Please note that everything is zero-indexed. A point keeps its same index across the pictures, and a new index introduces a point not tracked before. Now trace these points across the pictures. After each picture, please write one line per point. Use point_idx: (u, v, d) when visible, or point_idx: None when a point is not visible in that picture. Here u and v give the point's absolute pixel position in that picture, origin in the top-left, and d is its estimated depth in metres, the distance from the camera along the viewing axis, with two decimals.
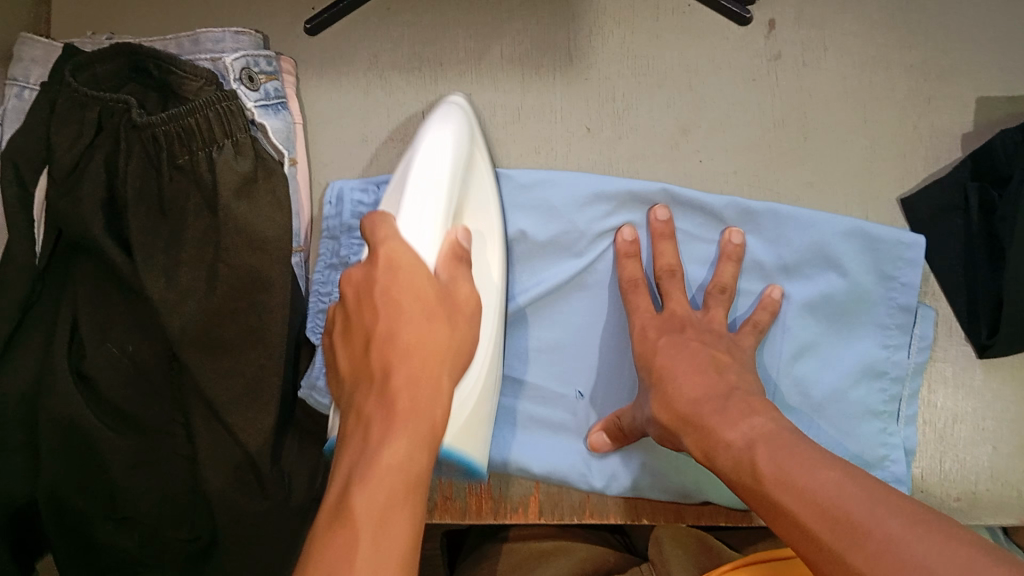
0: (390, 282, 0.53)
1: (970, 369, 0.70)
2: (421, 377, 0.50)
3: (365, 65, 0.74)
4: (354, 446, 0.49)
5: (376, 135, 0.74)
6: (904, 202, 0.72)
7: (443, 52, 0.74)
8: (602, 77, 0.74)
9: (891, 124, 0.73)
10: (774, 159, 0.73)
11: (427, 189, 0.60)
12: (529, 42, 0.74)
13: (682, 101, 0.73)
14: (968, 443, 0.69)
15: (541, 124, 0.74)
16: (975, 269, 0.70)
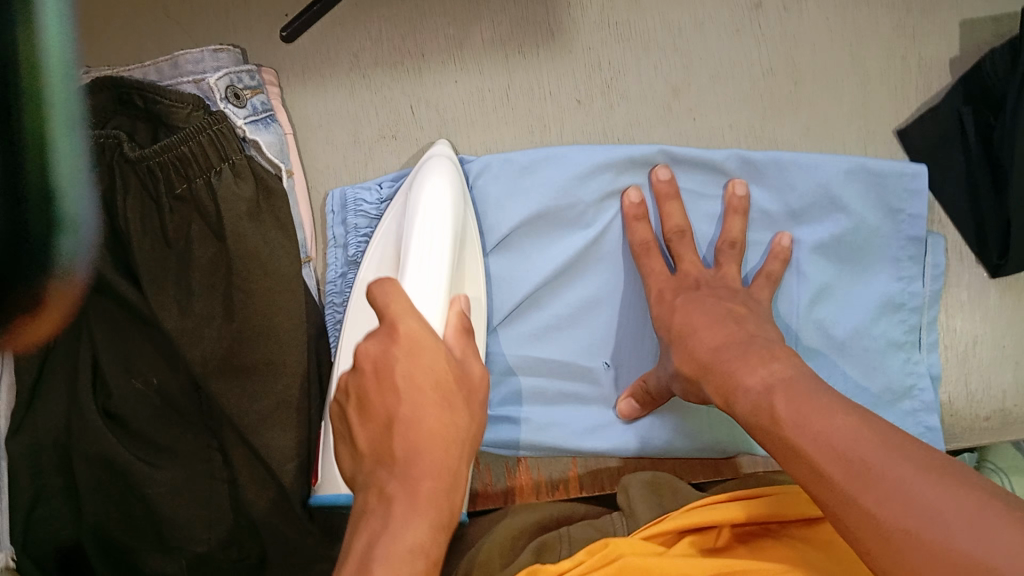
0: (410, 367, 0.47)
1: (984, 293, 0.72)
2: (444, 472, 0.45)
3: (348, 63, 0.73)
4: (370, 529, 0.43)
5: (368, 136, 0.73)
6: (899, 133, 0.73)
7: (424, 44, 0.73)
8: (587, 48, 0.73)
9: (877, 59, 0.73)
10: (767, 109, 0.73)
11: (428, 233, 0.58)
12: (511, 22, 0.73)
13: (670, 63, 0.73)
14: (988, 365, 0.71)
15: (532, 104, 0.73)
16: (980, 197, 0.70)
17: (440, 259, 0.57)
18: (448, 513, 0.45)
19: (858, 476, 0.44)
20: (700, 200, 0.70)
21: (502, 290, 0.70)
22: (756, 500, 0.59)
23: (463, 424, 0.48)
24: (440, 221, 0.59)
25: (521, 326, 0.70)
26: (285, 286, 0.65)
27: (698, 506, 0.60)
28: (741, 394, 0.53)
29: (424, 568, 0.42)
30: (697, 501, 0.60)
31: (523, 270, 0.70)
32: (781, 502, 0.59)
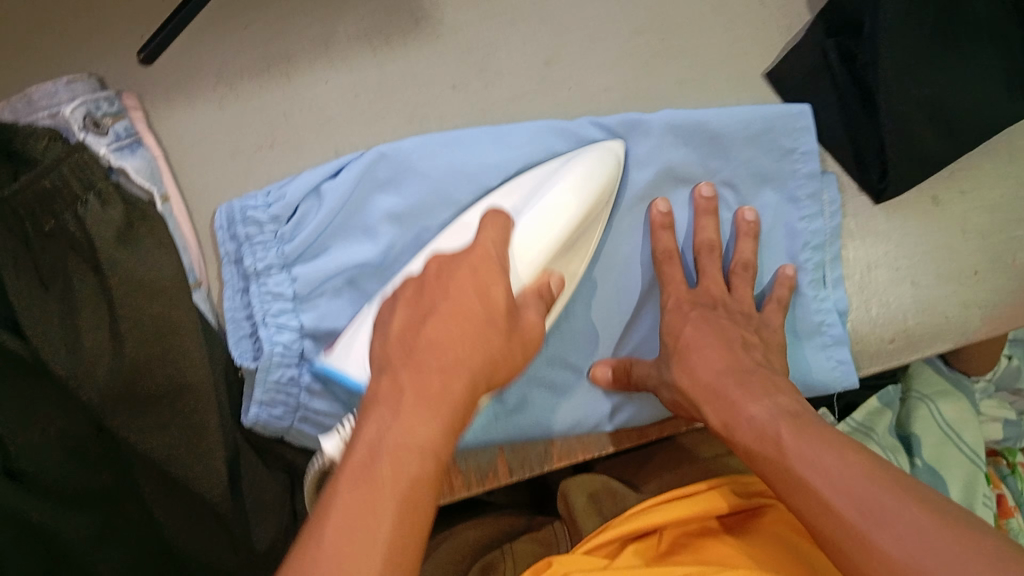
0: (471, 281, 0.44)
1: (872, 216, 0.60)
2: (460, 366, 0.41)
3: (212, 76, 0.58)
4: (376, 418, 0.39)
5: (244, 146, 0.58)
6: (769, 75, 0.60)
7: (289, 40, 0.59)
8: (455, 29, 0.59)
9: (720, 76, 0.60)
10: (646, 60, 0.60)
11: (559, 205, 0.53)
12: (380, 13, 0.59)
13: (541, 29, 0.60)
14: (886, 287, 0.59)
15: (370, 116, 0.59)
16: (850, 111, 0.58)
17: (541, 235, 0.52)
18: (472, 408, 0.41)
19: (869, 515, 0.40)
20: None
21: (362, 269, 0.57)
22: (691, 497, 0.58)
23: (498, 351, 0.42)
24: (571, 206, 0.53)
25: (354, 303, 0.57)
26: (182, 313, 0.51)
27: (637, 514, 0.58)
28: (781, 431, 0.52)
29: (433, 473, 0.38)
30: (636, 507, 0.58)
31: (397, 258, 0.57)
32: (723, 496, 0.58)
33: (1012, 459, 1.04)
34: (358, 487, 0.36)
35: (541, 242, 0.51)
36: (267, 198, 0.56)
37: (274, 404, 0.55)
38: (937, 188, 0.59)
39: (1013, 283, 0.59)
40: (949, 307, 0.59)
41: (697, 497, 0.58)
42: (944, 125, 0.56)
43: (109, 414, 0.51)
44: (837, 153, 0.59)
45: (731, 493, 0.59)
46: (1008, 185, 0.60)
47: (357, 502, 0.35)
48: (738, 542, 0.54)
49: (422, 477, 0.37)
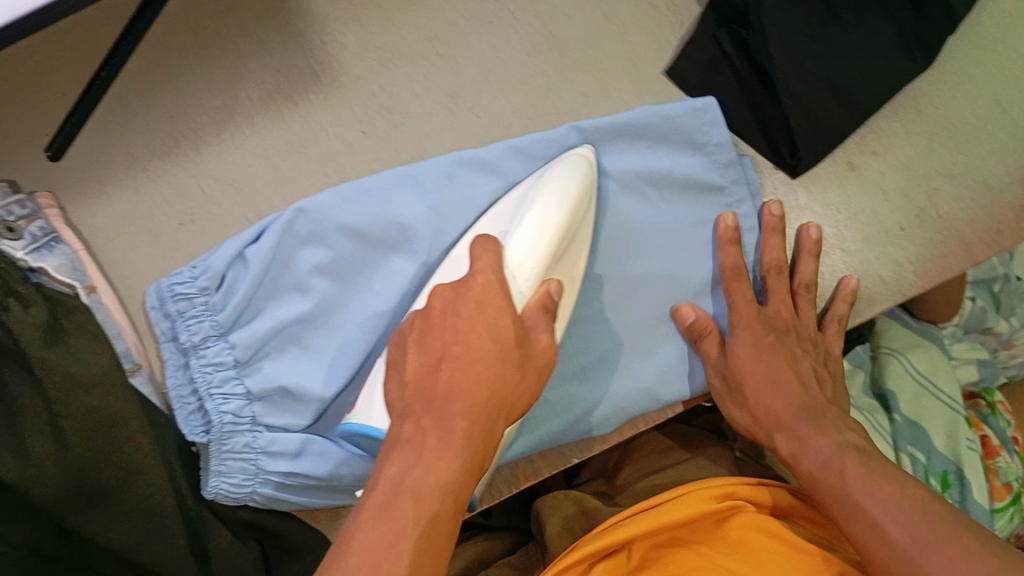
0: (472, 323, 0.47)
1: (791, 194, 0.61)
2: (477, 406, 0.44)
3: (122, 163, 0.58)
4: (398, 459, 0.43)
5: (165, 224, 0.58)
6: (670, 73, 0.61)
7: (192, 115, 0.59)
8: (356, 79, 0.60)
9: (622, 82, 0.61)
10: (547, 78, 0.61)
11: (544, 215, 0.53)
12: (275, 75, 0.59)
13: (440, 65, 0.61)
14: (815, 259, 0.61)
15: (287, 173, 0.60)
16: (754, 96, 0.60)
17: (535, 247, 0.52)
18: (484, 442, 0.44)
19: None
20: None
21: (300, 326, 0.57)
22: (662, 507, 0.61)
23: (511, 385, 0.46)
24: (557, 214, 0.53)
25: (299, 360, 0.57)
26: (122, 404, 0.51)
27: (610, 529, 0.60)
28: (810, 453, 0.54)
29: (450, 509, 0.42)
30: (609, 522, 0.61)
31: (332, 309, 0.57)
32: (694, 501, 0.61)
33: (990, 400, 1.04)
34: (383, 524, 0.40)
35: (540, 253, 0.52)
36: (193, 271, 0.55)
37: (232, 473, 0.56)
38: (850, 154, 0.60)
39: (939, 234, 0.60)
40: (878, 267, 0.61)
41: (667, 508, 0.61)
42: (844, 97, 0.58)
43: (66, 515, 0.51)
44: (747, 137, 0.61)
45: (703, 499, 0.61)
46: (918, 139, 0.60)
47: (380, 540, 0.39)
48: (707, 557, 0.57)
49: (442, 512, 0.42)
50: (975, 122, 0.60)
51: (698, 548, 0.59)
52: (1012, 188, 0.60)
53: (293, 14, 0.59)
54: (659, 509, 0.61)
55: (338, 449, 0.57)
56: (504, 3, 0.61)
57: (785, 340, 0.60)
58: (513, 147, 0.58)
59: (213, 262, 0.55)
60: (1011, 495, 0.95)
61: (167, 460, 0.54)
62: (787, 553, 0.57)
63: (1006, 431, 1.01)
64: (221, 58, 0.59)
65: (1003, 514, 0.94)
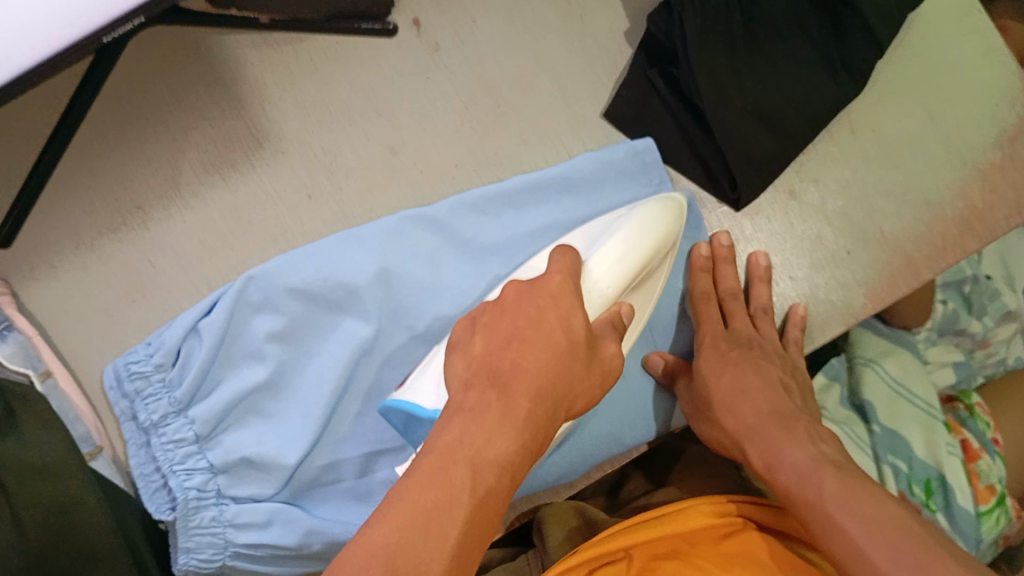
0: (529, 314, 0.45)
1: (738, 226, 0.62)
2: (544, 394, 0.42)
3: (71, 244, 0.58)
4: (458, 424, 0.39)
5: (116, 301, 0.59)
6: (606, 115, 0.62)
7: (136, 191, 0.59)
8: (296, 143, 0.61)
9: (560, 126, 0.63)
10: (487, 128, 0.62)
11: (630, 249, 0.54)
12: (216, 145, 0.60)
13: (380, 121, 0.61)
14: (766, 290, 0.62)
15: (235, 242, 0.60)
16: (691, 132, 0.61)
17: (615, 267, 0.53)
18: (544, 431, 0.41)
19: None
20: (439, 292, 0.59)
21: (259, 394, 0.57)
22: (660, 521, 0.61)
23: (573, 384, 0.44)
24: (633, 255, 0.54)
25: (260, 428, 0.57)
26: (79, 490, 0.50)
27: (611, 538, 0.60)
28: (785, 465, 0.53)
29: (505, 487, 0.38)
30: (613, 530, 0.61)
31: (289, 374, 0.57)
32: (699, 516, 0.61)
33: (967, 402, 1.03)
34: (431, 486, 0.36)
35: (617, 276, 0.53)
36: (148, 348, 0.56)
37: (201, 548, 0.55)
38: (790, 181, 0.61)
39: (884, 253, 0.61)
40: (828, 291, 0.62)
41: (667, 522, 0.60)
42: (777, 128, 0.59)
43: None
44: (687, 173, 0.62)
45: (706, 513, 0.61)
46: (856, 162, 0.61)
47: (432, 501, 0.35)
48: (701, 563, 0.56)
49: (493, 491, 0.37)
50: (910, 141, 0.62)
51: (691, 557, 0.58)
52: (951, 203, 0.61)
53: (230, 83, 0.60)
54: (663, 521, 0.61)
55: (305, 517, 0.57)
56: (439, 57, 0.62)
57: (752, 355, 0.59)
58: (460, 201, 0.59)
59: (166, 340, 0.55)
60: (994, 497, 0.94)
61: (132, 538, 0.54)
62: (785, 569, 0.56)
63: (985, 433, 0.99)
64: (162, 133, 0.59)
65: (988, 517, 0.93)
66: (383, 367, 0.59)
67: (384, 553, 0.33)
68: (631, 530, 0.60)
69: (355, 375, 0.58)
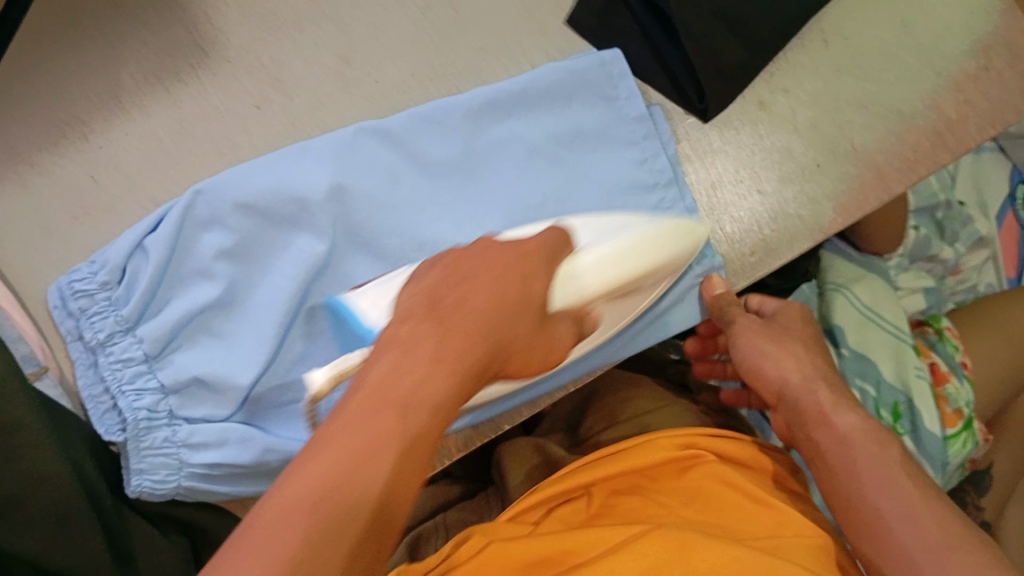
0: (489, 262, 0.45)
1: (704, 138, 0.60)
2: (486, 331, 0.42)
3: (6, 157, 0.55)
4: (389, 358, 0.37)
5: (57, 219, 0.56)
6: (570, 22, 0.60)
7: (75, 103, 0.56)
8: (243, 50, 0.58)
9: (519, 35, 0.60)
10: (445, 35, 0.59)
11: (628, 259, 0.53)
12: (161, 53, 0.57)
13: (333, 27, 0.58)
14: (734, 204, 0.59)
15: (179, 157, 0.57)
16: (657, 41, 0.59)
17: (605, 265, 0.53)
18: (481, 366, 0.41)
19: None
20: (393, 208, 0.56)
21: (209, 313, 0.55)
22: (623, 454, 0.60)
23: (525, 338, 0.45)
24: (627, 263, 0.53)
25: (212, 349, 0.55)
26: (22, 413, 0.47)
27: (571, 474, 0.60)
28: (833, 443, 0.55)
29: (434, 429, 0.37)
30: (571, 467, 0.60)
31: (241, 293, 0.55)
32: (659, 450, 0.60)
33: (937, 326, 1.01)
34: (359, 430, 0.34)
35: (604, 274, 0.52)
36: (92, 266, 0.54)
37: (155, 470, 0.53)
38: (760, 93, 0.60)
39: (856, 166, 0.59)
40: (797, 205, 0.59)
41: (629, 455, 0.60)
42: (744, 34, 0.57)
43: None
44: (655, 84, 0.59)
45: (665, 448, 0.60)
46: (827, 72, 0.59)
47: (356, 443, 0.33)
48: (659, 507, 0.57)
49: (415, 441, 0.35)
50: (884, 50, 0.60)
51: (657, 496, 0.58)
52: (925, 114, 0.59)
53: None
54: (620, 456, 0.60)
55: (262, 435, 0.55)
56: None
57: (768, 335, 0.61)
58: (417, 114, 0.57)
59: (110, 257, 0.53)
60: (961, 421, 0.93)
61: (79, 461, 0.52)
62: (734, 499, 0.56)
63: (954, 356, 0.98)
64: (99, 40, 0.56)
65: (954, 440, 0.92)
66: (339, 288, 0.57)
67: (325, 471, 0.32)
68: (591, 468, 0.60)
69: (307, 295, 0.56)
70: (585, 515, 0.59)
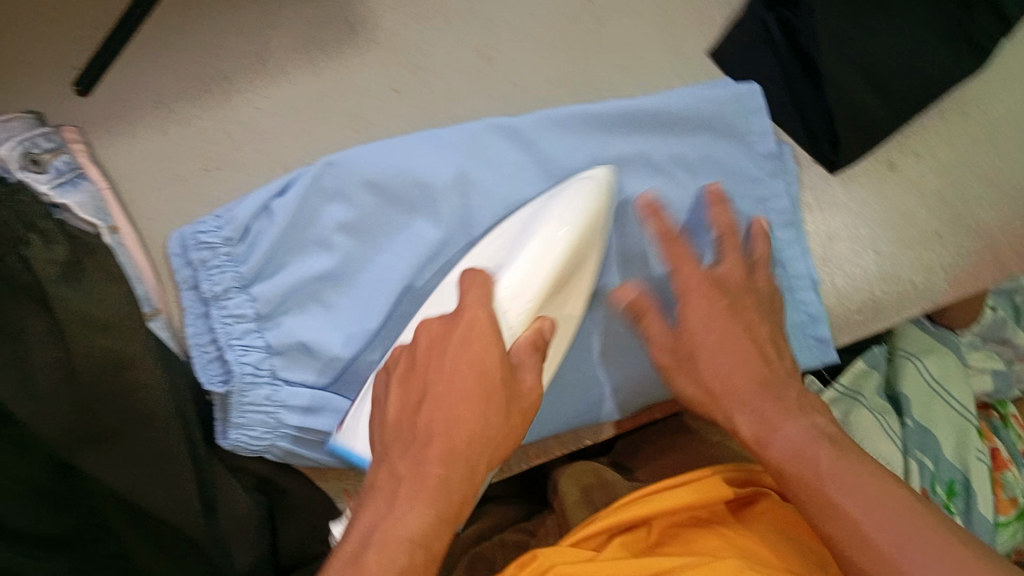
0: (468, 362, 0.46)
1: (829, 189, 0.60)
2: (455, 456, 0.45)
3: (150, 104, 0.57)
4: (371, 510, 0.44)
5: (190, 169, 0.57)
6: (713, 53, 0.60)
7: (221, 60, 0.58)
8: (391, 36, 0.59)
9: (660, 61, 0.60)
10: (587, 49, 0.60)
11: (528, 257, 0.50)
12: (311, 26, 0.59)
13: (478, 26, 0.60)
14: (851, 258, 0.59)
15: (314, 127, 0.58)
16: (800, 86, 0.58)
17: (533, 273, 0.50)
18: (452, 504, 0.45)
19: None
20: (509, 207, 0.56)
21: (321, 283, 0.56)
22: (688, 486, 0.56)
23: (492, 427, 0.46)
24: (552, 260, 0.50)
25: (318, 317, 0.56)
26: (137, 350, 0.49)
27: (632, 503, 0.56)
28: None
29: (419, 561, 0.43)
30: (633, 496, 0.57)
31: (354, 267, 0.56)
32: (724, 485, 0.56)
33: (1002, 411, 1.00)
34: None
35: (531, 287, 0.50)
36: (218, 220, 0.54)
37: (252, 426, 0.55)
38: (891, 154, 0.60)
39: (974, 242, 0.60)
40: (912, 271, 0.60)
41: (699, 487, 0.56)
42: (886, 93, 0.57)
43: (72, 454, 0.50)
44: (787, 126, 0.59)
45: (730, 484, 0.57)
46: (960, 145, 0.60)
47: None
48: (728, 543, 0.53)
49: (415, 563, 0.43)
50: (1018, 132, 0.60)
51: (720, 531, 0.54)
52: None
53: None
54: (687, 487, 0.57)
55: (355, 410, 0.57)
56: None
57: None
58: (548, 118, 0.56)
59: (234, 215, 0.54)
60: (1015, 510, 0.92)
61: (181, 406, 0.53)
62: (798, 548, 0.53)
63: (1015, 445, 0.98)
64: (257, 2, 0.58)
65: (1005, 529, 0.91)
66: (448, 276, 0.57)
67: None
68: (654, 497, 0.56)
69: (416, 280, 0.57)
70: (644, 550, 0.55)
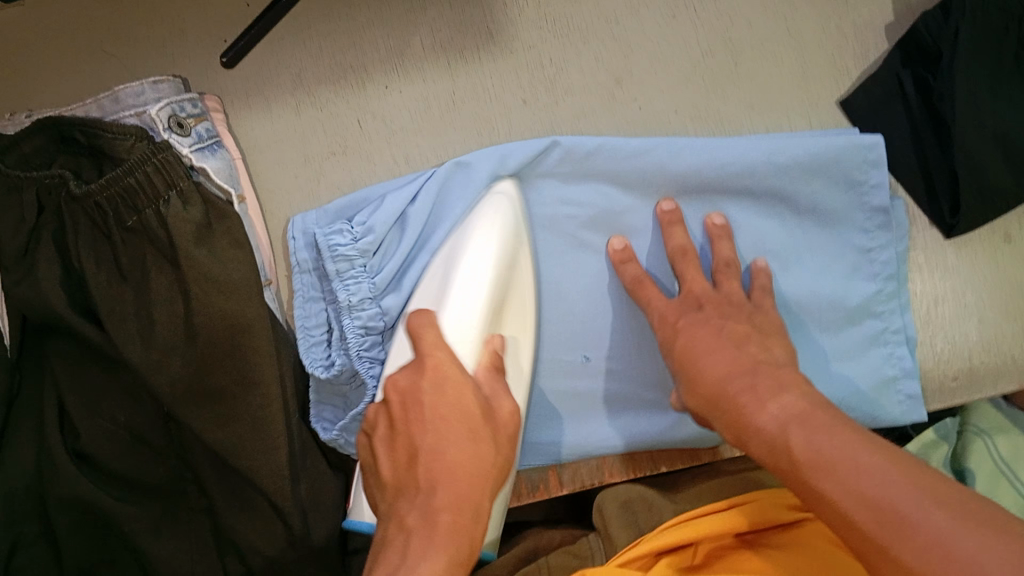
0: (438, 399, 0.43)
1: (940, 252, 0.60)
2: (463, 501, 0.40)
3: (289, 83, 0.59)
4: (389, 557, 0.39)
5: (317, 151, 0.59)
6: (843, 103, 0.61)
7: (361, 50, 0.60)
8: (527, 48, 0.61)
9: (788, 104, 0.61)
10: (716, 84, 0.61)
11: (465, 282, 0.50)
12: (451, 27, 0.60)
13: (612, 48, 0.61)
14: (954, 323, 0.59)
15: (440, 125, 0.60)
16: (924, 146, 0.59)
17: (467, 309, 0.50)
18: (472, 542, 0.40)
19: (887, 530, 0.36)
20: (618, 221, 0.58)
21: None
22: (724, 513, 0.56)
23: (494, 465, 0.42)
24: (480, 289, 0.50)
25: None
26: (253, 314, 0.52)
27: (678, 524, 0.56)
28: None
29: None
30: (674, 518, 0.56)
31: None
32: (765, 511, 0.56)
33: None
34: None
35: (479, 313, 0.50)
36: (353, 230, 0.55)
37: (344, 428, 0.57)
38: (1009, 226, 0.60)
39: None
40: (1015, 345, 0.59)
41: (733, 512, 0.56)
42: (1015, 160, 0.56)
43: (180, 408, 0.52)
44: (906, 183, 0.60)
45: (775, 506, 0.57)
46: None
47: None
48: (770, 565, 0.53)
49: None
50: None
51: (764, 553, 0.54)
52: None
53: None
54: (729, 509, 0.56)
55: None
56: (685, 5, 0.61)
57: None
58: (668, 143, 0.57)
59: (371, 226, 0.55)
60: None
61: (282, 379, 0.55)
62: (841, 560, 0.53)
63: None
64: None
65: None
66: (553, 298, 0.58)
67: None
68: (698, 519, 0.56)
69: None
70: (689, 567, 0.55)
